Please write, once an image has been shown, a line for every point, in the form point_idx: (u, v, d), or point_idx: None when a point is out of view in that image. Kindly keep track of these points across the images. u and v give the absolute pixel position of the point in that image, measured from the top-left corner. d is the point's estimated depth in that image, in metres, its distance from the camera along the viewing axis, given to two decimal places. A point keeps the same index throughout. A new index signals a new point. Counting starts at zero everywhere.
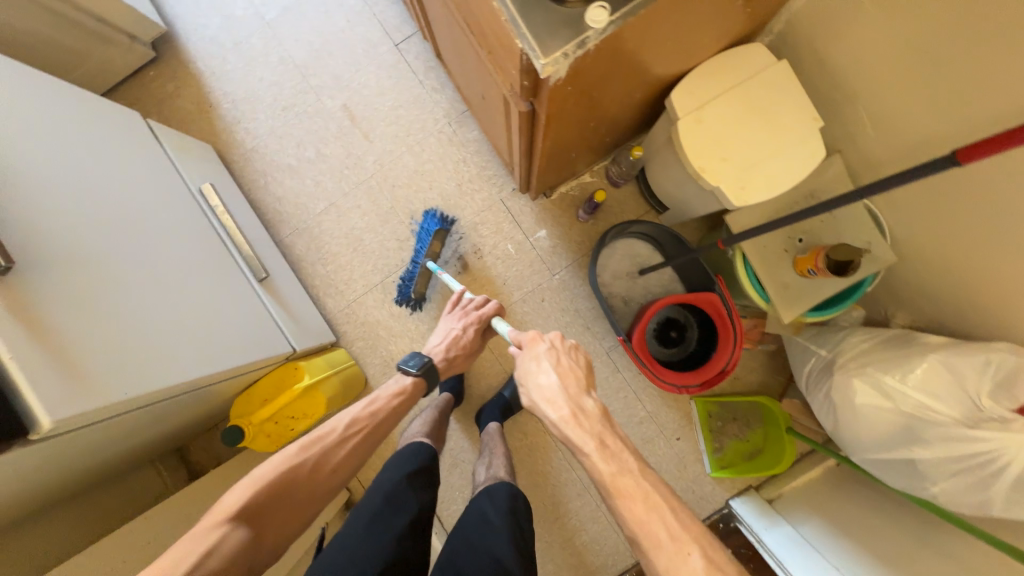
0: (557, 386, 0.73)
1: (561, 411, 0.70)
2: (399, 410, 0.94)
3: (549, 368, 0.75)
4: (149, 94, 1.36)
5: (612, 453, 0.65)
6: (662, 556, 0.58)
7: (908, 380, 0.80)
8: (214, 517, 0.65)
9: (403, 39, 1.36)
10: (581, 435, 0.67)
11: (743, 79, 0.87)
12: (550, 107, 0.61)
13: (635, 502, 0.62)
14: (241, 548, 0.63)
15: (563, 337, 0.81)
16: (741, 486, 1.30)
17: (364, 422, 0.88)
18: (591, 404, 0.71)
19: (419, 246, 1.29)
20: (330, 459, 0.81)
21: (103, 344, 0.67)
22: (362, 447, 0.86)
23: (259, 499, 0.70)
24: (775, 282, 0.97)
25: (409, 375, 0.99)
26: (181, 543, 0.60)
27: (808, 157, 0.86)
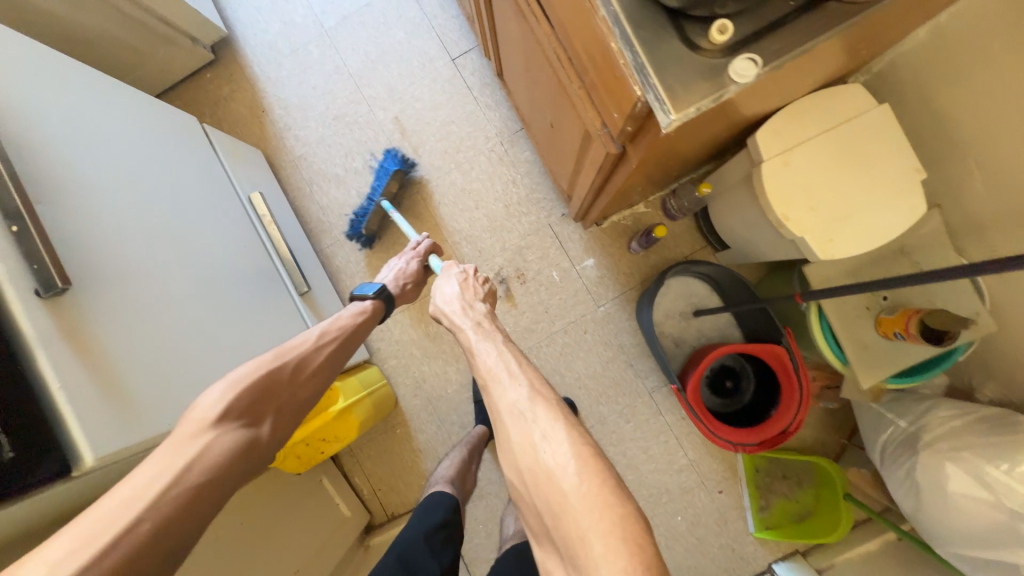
0: (454, 289, 0.80)
1: (454, 306, 0.77)
2: (367, 325, 0.87)
3: (455, 280, 0.82)
4: (205, 95, 1.37)
5: (486, 329, 0.71)
6: (498, 389, 0.60)
7: (1015, 472, 0.71)
8: (193, 421, 0.59)
9: (460, 54, 1.33)
10: (463, 319, 0.74)
11: (840, 123, 0.80)
12: (644, 153, 0.55)
13: (486, 356, 0.65)
14: (236, 449, 0.61)
15: (478, 269, 0.87)
16: (786, 550, 1.21)
17: (337, 333, 0.81)
18: (482, 306, 0.78)
19: (375, 184, 1.24)
20: (306, 370, 0.74)
21: (151, 370, 0.65)
22: (336, 357, 0.80)
23: (238, 403, 0.64)
24: (855, 342, 0.89)
25: (365, 298, 0.91)
26: (161, 452, 0.55)
27: (908, 214, 0.78)
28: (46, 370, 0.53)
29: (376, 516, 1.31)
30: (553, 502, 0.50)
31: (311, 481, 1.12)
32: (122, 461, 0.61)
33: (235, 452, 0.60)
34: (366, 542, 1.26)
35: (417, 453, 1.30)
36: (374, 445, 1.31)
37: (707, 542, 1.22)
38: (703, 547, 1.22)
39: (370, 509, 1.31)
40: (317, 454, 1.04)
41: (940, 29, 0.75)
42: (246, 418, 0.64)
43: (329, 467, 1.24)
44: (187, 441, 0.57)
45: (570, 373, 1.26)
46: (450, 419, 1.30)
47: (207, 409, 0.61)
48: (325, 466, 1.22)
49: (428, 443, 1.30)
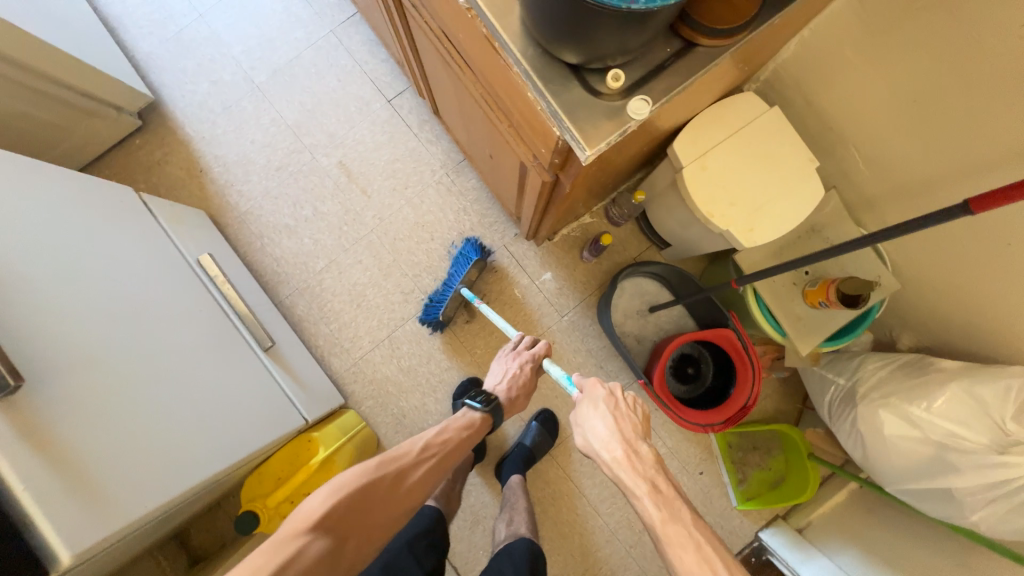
0: (608, 423, 0.70)
1: (614, 451, 0.66)
2: (467, 441, 0.89)
3: (605, 411, 0.71)
4: (136, 162, 1.33)
5: (666, 499, 0.61)
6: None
7: (933, 409, 0.82)
8: (298, 523, 0.65)
9: (395, 95, 1.37)
10: (634, 478, 0.63)
11: (740, 127, 0.90)
12: (576, 179, 0.61)
13: (687, 553, 0.57)
14: (320, 560, 0.62)
15: (625, 389, 0.76)
16: (769, 517, 1.30)
17: (438, 449, 0.83)
18: (647, 450, 0.67)
19: (454, 272, 1.26)
20: (405, 483, 0.77)
21: (122, 455, 0.64)
22: (433, 474, 0.81)
23: (339, 512, 0.68)
24: (788, 315, 0.99)
25: (476, 410, 0.94)
26: (268, 546, 0.61)
27: (809, 198, 0.90)
28: (8, 475, 0.52)
29: None
30: None
31: None
32: (96, 555, 0.60)
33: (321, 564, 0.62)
34: None
35: None
36: None
37: None
38: None
39: None
40: None
41: (806, 42, 0.88)
42: (335, 533, 0.66)
43: None
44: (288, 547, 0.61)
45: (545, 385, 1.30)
46: None
47: (310, 514, 0.66)
48: None
49: None
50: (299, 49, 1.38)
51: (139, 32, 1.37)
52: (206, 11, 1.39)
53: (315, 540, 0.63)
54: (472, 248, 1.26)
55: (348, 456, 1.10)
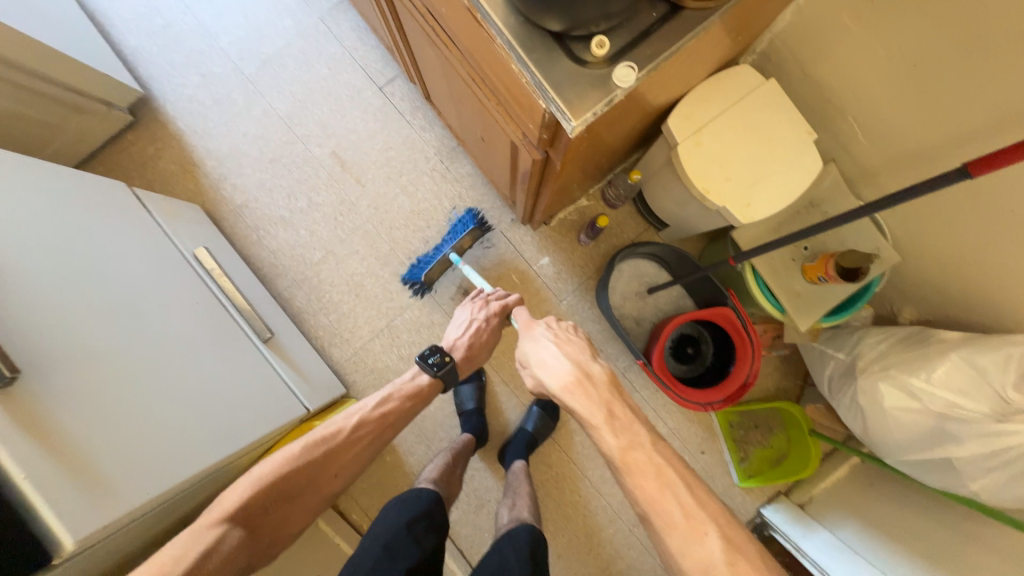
0: (560, 358, 0.75)
1: (566, 381, 0.72)
2: (410, 411, 0.92)
3: (549, 344, 0.79)
4: (129, 158, 1.32)
5: (621, 422, 0.67)
6: (679, 536, 0.59)
7: (933, 379, 0.82)
8: (213, 513, 0.70)
9: (386, 82, 1.36)
10: (587, 403, 0.69)
11: (735, 101, 0.89)
12: (566, 156, 0.60)
13: (647, 480, 0.62)
14: (238, 545, 0.69)
15: (566, 322, 0.85)
16: (771, 494, 1.31)
17: (373, 425, 0.87)
18: (597, 372, 0.73)
19: (449, 236, 1.26)
20: (333, 462, 0.82)
21: (122, 446, 0.64)
22: (365, 450, 0.86)
23: (255, 501, 0.73)
24: (787, 291, 0.98)
25: (426, 372, 0.93)
26: (185, 535, 0.66)
27: (807, 172, 0.88)
28: (9, 465, 0.53)
29: None
30: None
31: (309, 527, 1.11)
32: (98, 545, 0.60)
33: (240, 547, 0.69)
34: None
35: (411, 477, 1.30)
36: (368, 479, 1.30)
37: None
38: None
39: None
40: None
41: (800, 10, 0.86)
42: (252, 520, 0.72)
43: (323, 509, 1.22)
44: (200, 540, 0.66)
45: None
46: (438, 436, 1.31)
47: (226, 507, 0.70)
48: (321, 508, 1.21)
49: (420, 464, 1.31)
50: (287, 38, 1.36)
51: (126, 25, 1.35)
52: (192, 2, 1.37)
53: (229, 530, 0.69)
54: (469, 219, 1.27)
55: None
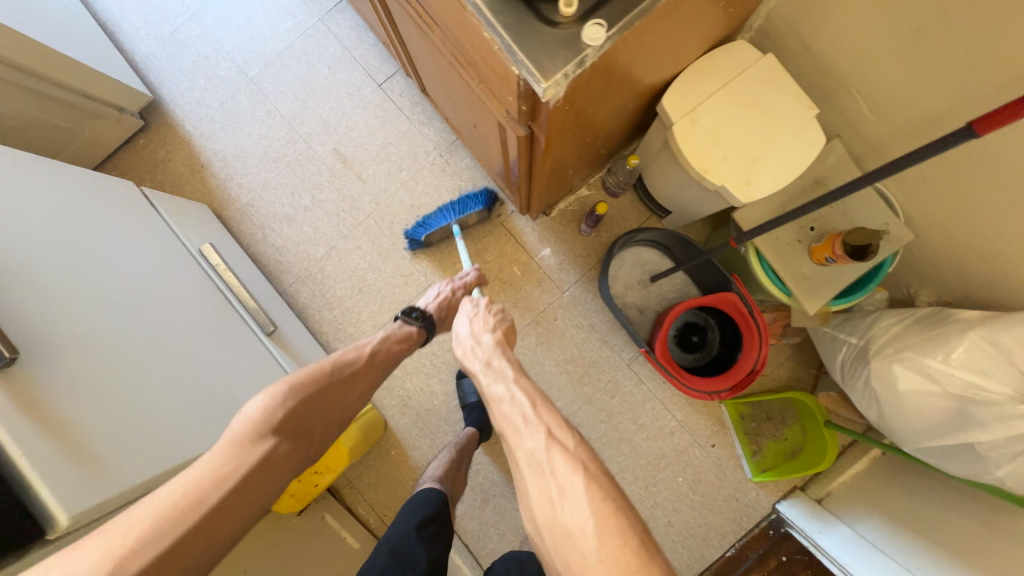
0: (466, 328, 0.79)
1: (461, 348, 0.77)
2: (407, 352, 0.89)
3: (465, 318, 0.81)
4: (142, 162, 1.37)
5: (495, 369, 0.71)
6: (515, 436, 0.63)
7: (951, 360, 0.77)
8: (252, 431, 0.65)
9: (385, 78, 1.37)
10: (472, 361, 0.74)
11: (732, 78, 0.87)
12: (548, 129, 0.59)
13: (504, 405, 0.66)
14: (283, 460, 0.67)
15: (492, 301, 0.84)
16: (786, 488, 1.26)
17: (386, 355, 0.85)
18: (489, 338, 0.76)
19: (457, 209, 1.25)
20: (355, 386, 0.79)
21: (118, 426, 0.66)
22: (380, 377, 0.84)
23: (294, 413, 0.70)
24: (794, 274, 0.95)
25: (411, 324, 0.90)
26: (228, 453, 0.62)
27: (809, 148, 0.85)
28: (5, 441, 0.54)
29: None
30: (570, 557, 0.54)
31: (314, 520, 1.12)
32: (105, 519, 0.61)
33: (283, 460, 0.67)
34: None
35: (415, 471, 1.30)
36: (373, 473, 1.30)
37: (711, 496, 1.26)
38: (708, 503, 1.26)
39: None
40: (312, 487, 1.05)
41: None
42: (295, 435, 0.70)
43: (329, 502, 1.23)
44: (246, 449, 0.64)
45: (549, 362, 1.29)
46: (442, 429, 1.31)
47: (263, 416, 0.67)
48: (327, 502, 1.21)
49: (425, 459, 1.30)
50: (289, 39, 1.39)
51: (137, 34, 1.40)
52: (198, 9, 1.41)
53: (273, 441, 0.66)
54: (478, 196, 1.25)
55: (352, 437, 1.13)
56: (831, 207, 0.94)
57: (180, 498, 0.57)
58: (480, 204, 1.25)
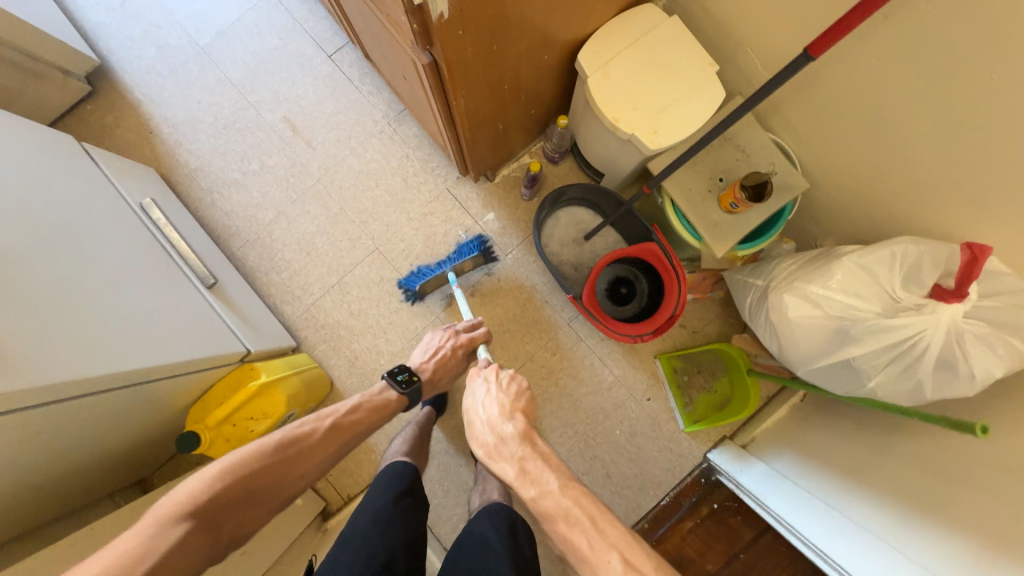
0: (482, 419, 0.75)
1: (486, 447, 0.71)
2: (374, 423, 0.87)
3: (480, 400, 0.79)
4: (89, 127, 1.38)
5: (532, 477, 0.65)
6: (586, 569, 0.56)
7: (830, 285, 0.85)
8: (172, 509, 0.60)
9: (335, 50, 1.42)
10: (502, 465, 0.68)
11: (638, 37, 0.95)
12: (444, 52, 0.67)
13: (564, 525, 0.59)
14: (201, 543, 0.60)
15: (500, 369, 0.84)
16: (717, 439, 1.31)
17: (345, 428, 0.82)
18: (511, 429, 0.71)
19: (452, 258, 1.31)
20: (302, 463, 0.75)
21: (29, 331, 0.70)
22: (334, 453, 0.80)
23: (223, 495, 0.65)
24: (705, 221, 1.02)
25: (393, 389, 0.93)
26: (143, 532, 0.56)
27: (709, 100, 0.94)
28: None
29: (333, 503, 1.30)
30: None
31: None
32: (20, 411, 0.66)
33: (202, 545, 0.60)
34: (325, 527, 1.25)
35: None
36: None
37: (647, 448, 1.31)
38: (644, 454, 1.31)
39: (325, 497, 1.30)
40: (247, 435, 1.03)
41: None
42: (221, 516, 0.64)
43: None
44: (162, 535, 0.57)
45: (491, 321, 1.34)
46: None
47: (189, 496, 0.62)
48: None
49: None
50: (241, 11, 1.43)
51: (87, 4, 1.43)
52: None
53: (197, 526, 0.60)
54: (470, 244, 1.33)
55: (292, 388, 1.09)
56: (736, 159, 1.03)
57: None
58: (472, 250, 1.31)
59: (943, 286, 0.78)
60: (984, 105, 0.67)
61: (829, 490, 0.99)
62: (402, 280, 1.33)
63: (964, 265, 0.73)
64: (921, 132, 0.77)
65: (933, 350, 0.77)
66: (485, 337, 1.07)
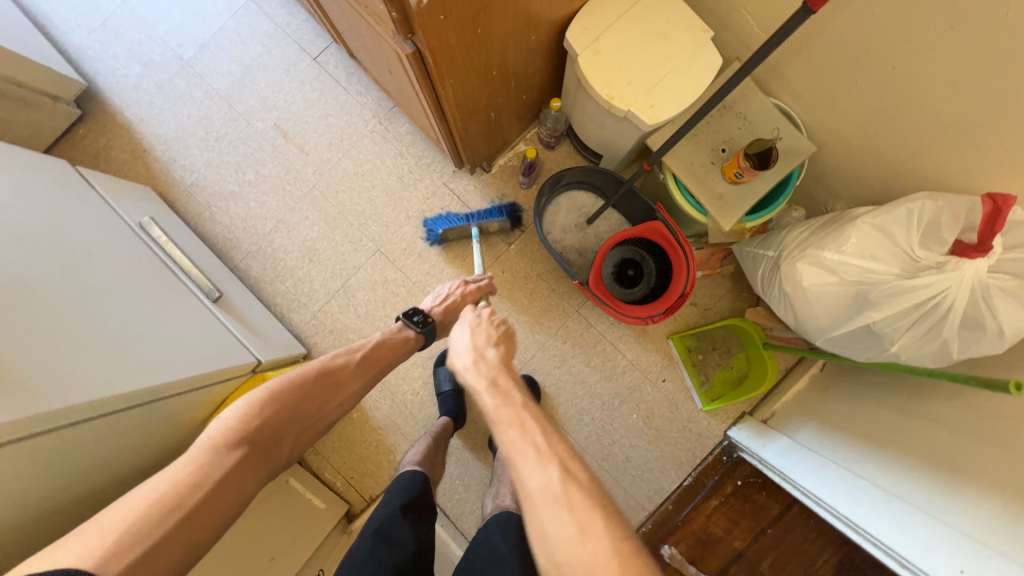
0: (462, 336, 0.71)
1: (463, 360, 0.68)
2: (402, 354, 0.92)
3: (467, 326, 0.73)
4: (83, 152, 1.38)
5: (501, 389, 0.63)
6: (525, 468, 0.55)
7: (846, 249, 0.82)
8: (227, 432, 0.66)
9: (320, 52, 1.40)
10: (475, 377, 0.65)
11: (627, 9, 0.92)
12: (427, 40, 0.65)
13: (512, 429, 0.58)
14: (253, 466, 0.67)
15: (496, 312, 0.76)
16: (736, 415, 1.29)
17: (376, 358, 0.87)
18: (493, 353, 0.69)
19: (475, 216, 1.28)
20: (338, 389, 0.81)
21: (39, 359, 0.70)
22: (367, 380, 0.86)
23: (269, 420, 0.71)
24: (709, 194, 0.99)
25: (411, 328, 0.94)
26: (203, 455, 0.63)
27: (705, 68, 0.91)
28: None
29: (356, 506, 1.31)
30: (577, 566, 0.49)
31: None
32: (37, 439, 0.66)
33: (255, 464, 0.68)
34: (350, 529, 1.25)
35: (378, 432, 1.31)
36: (337, 437, 1.32)
37: (666, 430, 1.30)
38: (663, 436, 1.29)
39: (348, 500, 1.30)
40: None
41: None
42: (269, 439, 0.71)
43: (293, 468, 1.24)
44: (221, 455, 0.64)
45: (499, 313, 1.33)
46: (401, 389, 1.33)
47: (239, 419, 0.68)
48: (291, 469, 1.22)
49: (387, 419, 1.32)
50: (221, 21, 1.42)
51: (69, 27, 1.42)
52: None
53: (250, 449, 0.67)
54: (499, 208, 1.29)
55: None
56: (738, 127, 1.00)
57: (147, 510, 0.55)
58: (500, 214, 1.28)
59: (964, 241, 0.75)
60: (999, 47, 0.63)
61: (856, 460, 0.97)
62: (429, 221, 1.32)
63: (986, 218, 0.70)
64: (931, 80, 0.73)
65: (958, 308, 0.74)
66: (493, 289, 1.05)
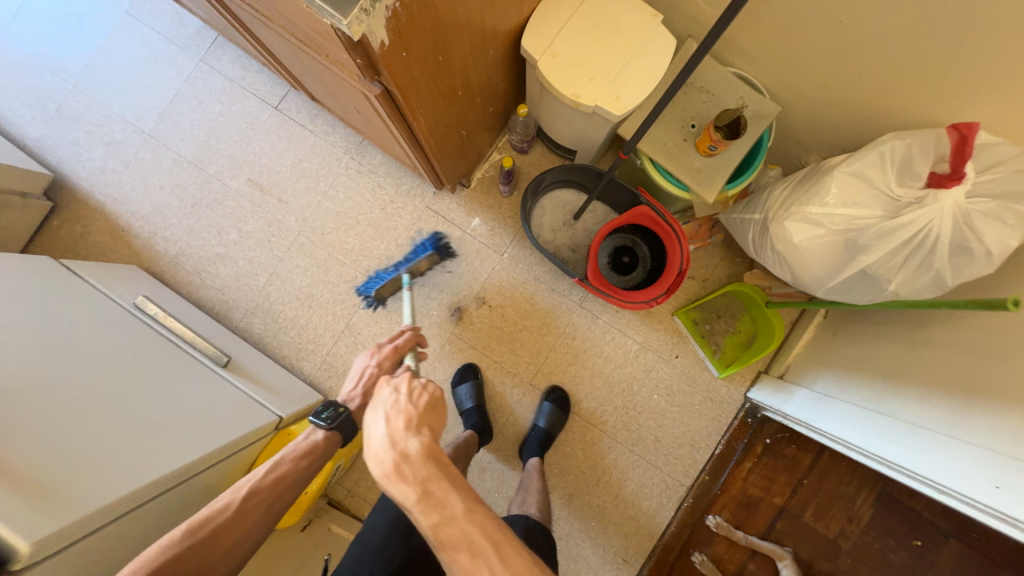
0: (377, 435, 0.59)
1: (384, 469, 0.57)
2: (309, 470, 0.82)
3: (379, 414, 0.61)
4: (62, 242, 1.36)
5: (436, 501, 0.56)
6: None
7: (828, 200, 0.85)
8: None
9: (280, 99, 1.40)
10: (403, 490, 0.56)
11: (576, 7, 0.94)
12: (393, 78, 0.67)
13: (461, 553, 0.54)
14: None
15: (413, 378, 0.65)
16: (753, 376, 1.32)
17: (264, 493, 0.76)
18: (415, 447, 0.58)
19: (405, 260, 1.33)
20: (223, 541, 0.71)
21: (66, 461, 0.70)
22: (260, 519, 0.76)
23: None
24: (688, 170, 1.02)
25: (320, 429, 0.85)
26: None
27: (662, 51, 0.93)
28: None
29: None
30: None
31: (319, 532, 1.14)
32: (79, 543, 0.66)
33: None
34: None
35: None
36: (370, 476, 1.31)
37: (688, 404, 1.31)
38: (687, 410, 1.31)
39: None
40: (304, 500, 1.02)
41: None
42: None
43: (333, 515, 1.24)
44: None
45: (505, 323, 1.34)
46: None
47: None
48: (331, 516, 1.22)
49: None
50: (176, 87, 1.41)
51: (25, 120, 1.41)
52: (77, 80, 1.42)
53: None
54: (425, 242, 1.36)
55: None
56: (703, 101, 1.02)
57: None
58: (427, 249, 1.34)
59: (938, 172, 0.78)
60: None
61: (875, 397, 1.00)
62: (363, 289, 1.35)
63: (957, 147, 0.75)
64: (879, 27, 0.76)
65: (943, 236, 0.78)
66: (416, 339, 0.95)
